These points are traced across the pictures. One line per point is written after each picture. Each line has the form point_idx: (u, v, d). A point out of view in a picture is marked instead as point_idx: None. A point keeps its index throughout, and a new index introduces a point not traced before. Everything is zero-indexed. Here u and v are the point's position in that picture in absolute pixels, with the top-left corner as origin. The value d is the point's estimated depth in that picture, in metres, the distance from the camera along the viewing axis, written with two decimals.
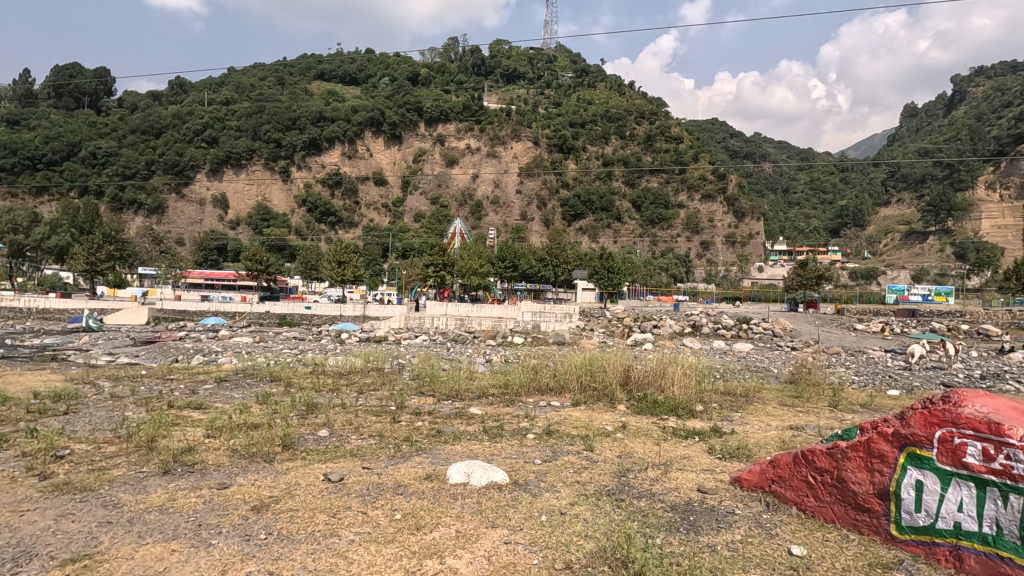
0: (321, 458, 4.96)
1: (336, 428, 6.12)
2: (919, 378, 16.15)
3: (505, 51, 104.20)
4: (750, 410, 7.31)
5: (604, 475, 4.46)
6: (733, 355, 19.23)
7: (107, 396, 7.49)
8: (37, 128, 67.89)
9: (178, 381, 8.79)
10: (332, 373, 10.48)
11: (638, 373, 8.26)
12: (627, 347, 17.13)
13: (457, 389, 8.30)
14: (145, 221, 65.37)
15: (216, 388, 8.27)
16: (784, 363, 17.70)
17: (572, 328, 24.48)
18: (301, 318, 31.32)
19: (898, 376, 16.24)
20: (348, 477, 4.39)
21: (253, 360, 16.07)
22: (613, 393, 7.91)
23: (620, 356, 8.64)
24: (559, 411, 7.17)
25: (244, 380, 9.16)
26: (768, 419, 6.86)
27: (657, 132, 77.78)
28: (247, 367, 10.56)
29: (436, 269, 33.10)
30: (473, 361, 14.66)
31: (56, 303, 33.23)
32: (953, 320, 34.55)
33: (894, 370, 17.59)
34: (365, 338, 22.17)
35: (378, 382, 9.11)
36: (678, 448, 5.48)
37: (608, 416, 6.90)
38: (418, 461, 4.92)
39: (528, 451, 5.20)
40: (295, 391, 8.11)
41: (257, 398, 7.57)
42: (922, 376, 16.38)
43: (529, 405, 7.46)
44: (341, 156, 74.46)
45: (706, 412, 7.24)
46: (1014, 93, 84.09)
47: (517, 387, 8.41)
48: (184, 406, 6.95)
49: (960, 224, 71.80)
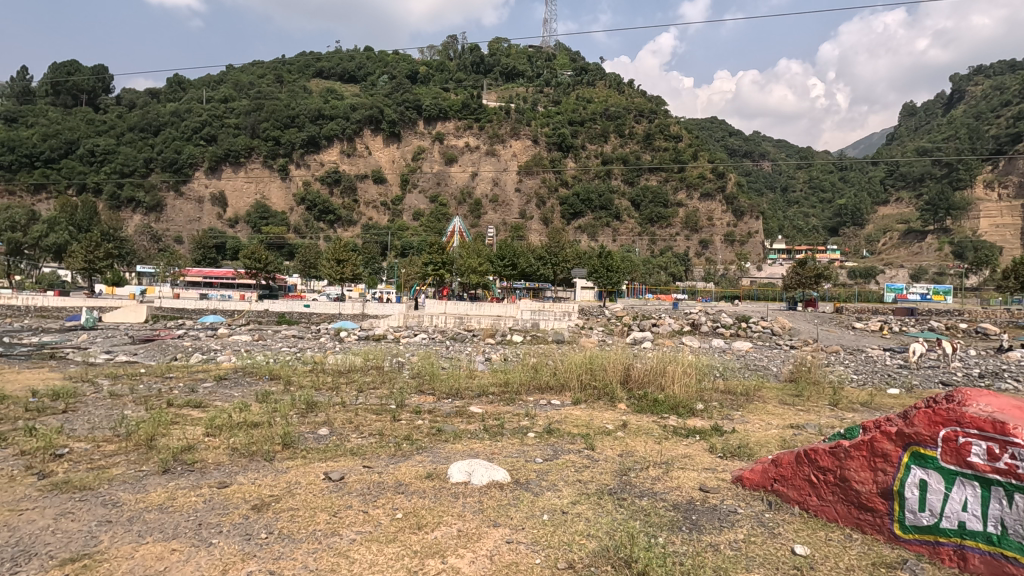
0: (321, 457, 4.94)
1: (336, 426, 6.10)
2: (919, 377, 16.12)
3: (505, 49, 104.05)
4: (750, 409, 7.30)
5: (606, 474, 4.44)
6: (732, 354, 19.19)
7: (106, 395, 7.45)
8: (35, 125, 67.77)
9: (177, 380, 8.75)
10: (331, 372, 10.43)
11: (638, 372, 8.25)
12: (627, 346, 17.05)
13: (456, 388, 8.26)
14: (143, 219, 65.18)
15: (215, 387, 8.24)
16: (783, 362, 17.64)
17: (571, 327, 24.45)
18: (300, 316, 31.49)
19: (898, 375, 16.18)
20: (348, 476, 4.37)
21: (253, 358, 16.04)
22: (613, 392, 7.89)
23: (619, 355, 8.62)
24: (560, 410, 7.15)
25: (243, 378, 9.13)
26: (769, 418, 6.85)
27: (657, 130, 77.73)
28: (246, 365, 10.52)
29: (436, 268, 33.13)
30: (473, 360, 14.61)
31: (54, 301, 33.16)
32: (952, 319, 34.56)
33: (894, 369, 17.56)
34: (365, 336, 22.13)
35: (378, 380, 9.09)
36: (678, 446, 5.47)
37: (608, 415, 6.88)
38: (419, 460, 4.90)
39: (529, 451, 5.19)
40: (295, 390, 8.07)
41: (257, 397, 7.54)
42: (922, 376, 16.30)
43: (528, 404, 7.43)
44: (340, 154, 74.31)
45: (706, 411, 7.23)
46: (1013, 92, 84.09)
47: (517, 385, 8.38)
48: (183, 405, 6.91)
49: (959, 223, 71.84)
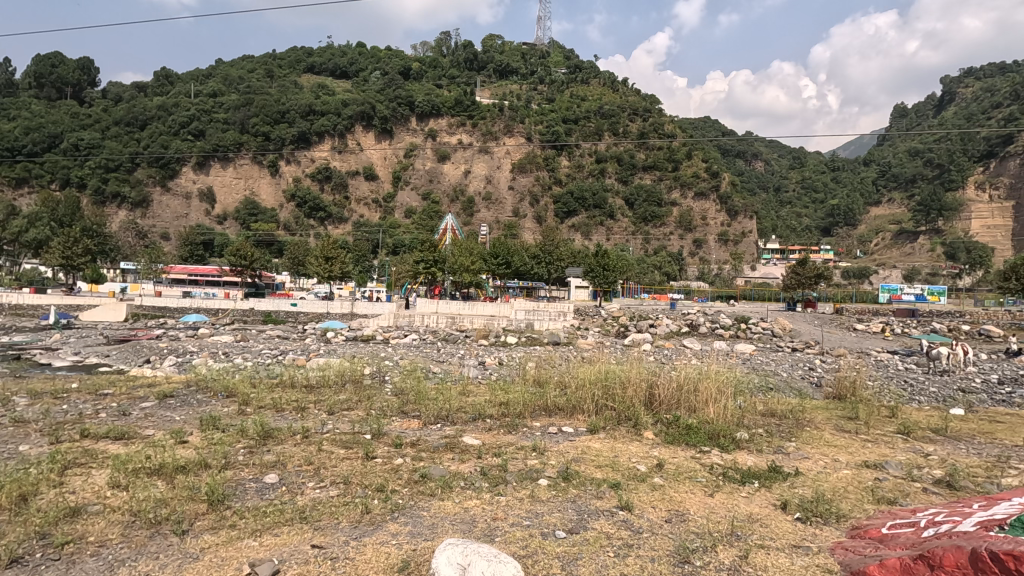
0: (259, 529, 3.51)
1: (289, 470, 4.68)
2: (935, 384, 14.94)
3: (497, 46, 102.71)
4: (806, 440, 5.96)
5: (658, 563, 3.12)
6: (738, 356, 18.21)
7: (9, 421, 5.93)
8: (17, 119, 66.00)
9: (110, 399, 7.20)
10: (299, 387, 8.93)
11: (663, 392, 6.89)
12: (629, 352, 16.06)
13: (447, 410, 6.85)
14: (128, 215, 63.08)
15: (154, 409, 6.77)
16: (793, 366, 16.70)
17: (567, 328, 23.09)
18: (287, 315, 30.04)
19: (914, 381, 15.10)
20: (287, 569, 2.98)
21: (230, 364, 14.72)
22: (636, 416, 6.54)
23: (640, 370, 7.24)
24: (574, 440, 5.79)
25: (194, 397, 7.60)
26: (833, 453, 5.57)
27: (650, 129, 76.55)
28: (200, 377, 8.87)
29: (428, 266, 31.59)
30: (464, 367, 13.08)
31: (29, 299, 31.51)
32: (953, 320, 33.57)
33: (908, 374, 16.30)
34: (353, 337, 20.68)
35: (355, 398, 7.62)
36: (738, 502, 4.19)
37: (636, 449, 5.53)
38: (391, 533, 3.49)
39: (542, 513, 3.83)
40: (249, 413, 6.66)
41: (201, 422, 6.15)
42: (937, 381, 15.21)
43: (535, 433, 6.07)
44: (331, 150, 72.10)
45: (752, 443, 5.88)
46: (1003, 93, 84.05)
47: (520, 408, 6.90)
48: (102, 435, 5.51)
49: (950, 224, 71.31)
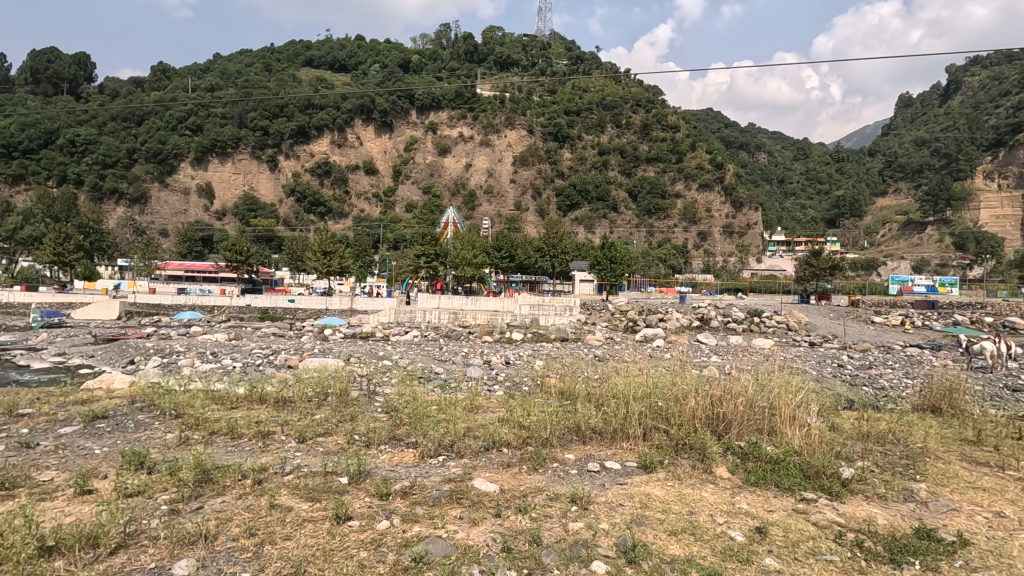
0: None
1: (233, 548, 3.14)
2: (980, 381, 13.10)
3: (496, 38, 100.21)
4: (941, 480, 4.41)
5: None
6: (756, 352, 16.29)
7: None
8: (13, 115, 64.52)
9: (20, 424, 5.65)
10: (266, 404, 7.29)
11: (732, 409, 5.31)
12: (639, 352, 14.16)
13: (452, 436, 5.26)
14: (126, 212, 61.54)
15: (69, 438, 5.24)
16: (818, 363, 14.85)
17: (573, 323, 21.66)
18: (284, 312, 28.40)
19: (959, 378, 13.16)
20: None
21: (211, 366, 12.99)
22: (701, 443, 4.97)
23: (695, 383, 5.71)
24: (625, 485, 4.23)
25: (134, 418, 6.06)
26: (992, 502, 4.01)
27: (654, 120, 74.38)
28: (148, 390, 7.29)
29: (429, 261, 30.08)
30: (467, 368, 11.70)
31: (20, 297, 30.00)
32: (975, 312, 31.82)
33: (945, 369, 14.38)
34: (351, 334, 19.22)
35: (337, 419, 6.13)
36: None
37: (713, 497, 4.03)
38: None
39: None
40: (190, 444, 5.10)
41: (122, 458, 4.58)
42: (981, 379, 13.28)
43: (570, 475, 4.47)
44: (330, 144, 70.09)
45: (869, 486, 4.30)
46: (1014, 82, 81.71)
47: (543, 433, 5.30)
48: None
49: (959, 214, 69.08)
